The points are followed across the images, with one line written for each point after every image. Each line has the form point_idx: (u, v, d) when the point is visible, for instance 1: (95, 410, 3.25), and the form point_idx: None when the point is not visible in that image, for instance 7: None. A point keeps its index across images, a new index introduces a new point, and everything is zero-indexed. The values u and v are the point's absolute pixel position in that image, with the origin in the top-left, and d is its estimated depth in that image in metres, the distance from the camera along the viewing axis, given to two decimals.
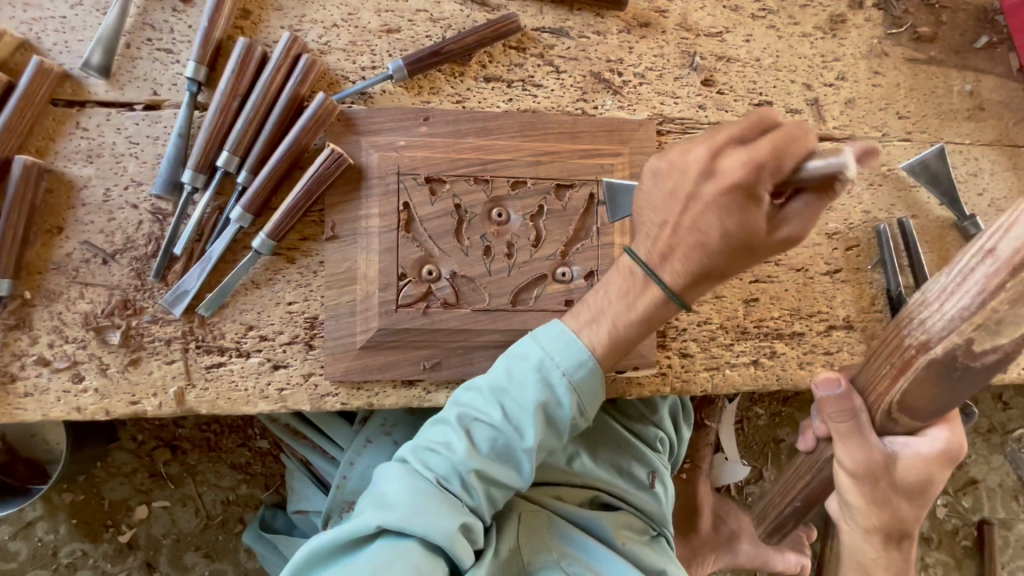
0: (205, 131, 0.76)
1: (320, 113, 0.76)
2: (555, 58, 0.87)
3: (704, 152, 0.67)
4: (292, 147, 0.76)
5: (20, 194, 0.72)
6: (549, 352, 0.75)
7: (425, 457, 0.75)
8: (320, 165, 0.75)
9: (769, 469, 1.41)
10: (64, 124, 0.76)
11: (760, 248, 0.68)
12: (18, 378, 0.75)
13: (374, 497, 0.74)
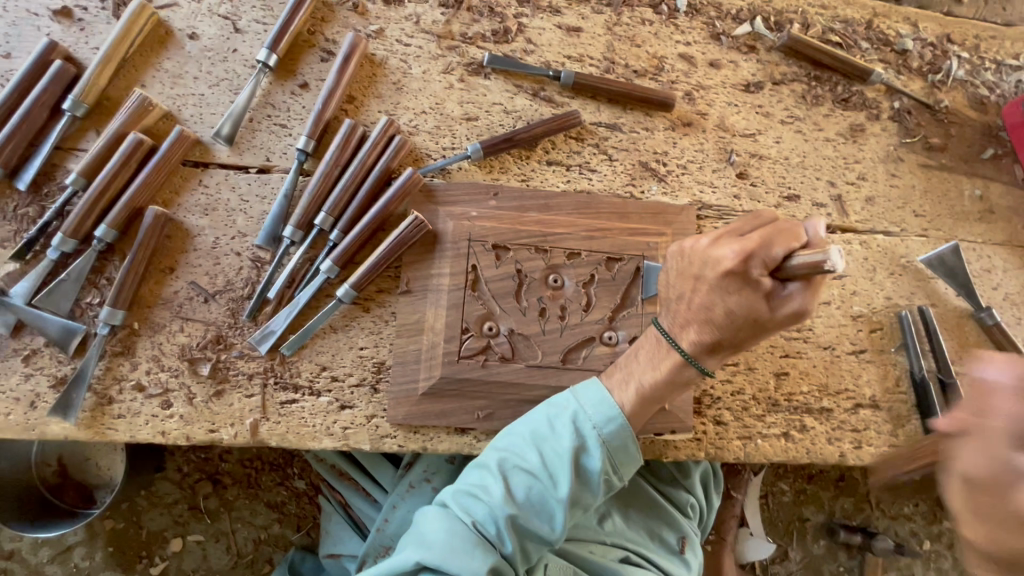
0: (308, 194, 0.87)
1: (407, 185, 0.88)
2: (608, 148, 0.99)
3: (707, 244, 0.80)
4: (382, 212, 0.87)
5: (147, 239, 0.83)
6: (583, 406, 0.81)
7: (461, 500, 0.80)
8: (404, 229, 0.86)
9: (793, 547, 1.40)
10: (188, 181, 0.88)
11: (769, 322, 0.75)
12: (116, 400, 0.82)
13: (414, 538, 0.79)
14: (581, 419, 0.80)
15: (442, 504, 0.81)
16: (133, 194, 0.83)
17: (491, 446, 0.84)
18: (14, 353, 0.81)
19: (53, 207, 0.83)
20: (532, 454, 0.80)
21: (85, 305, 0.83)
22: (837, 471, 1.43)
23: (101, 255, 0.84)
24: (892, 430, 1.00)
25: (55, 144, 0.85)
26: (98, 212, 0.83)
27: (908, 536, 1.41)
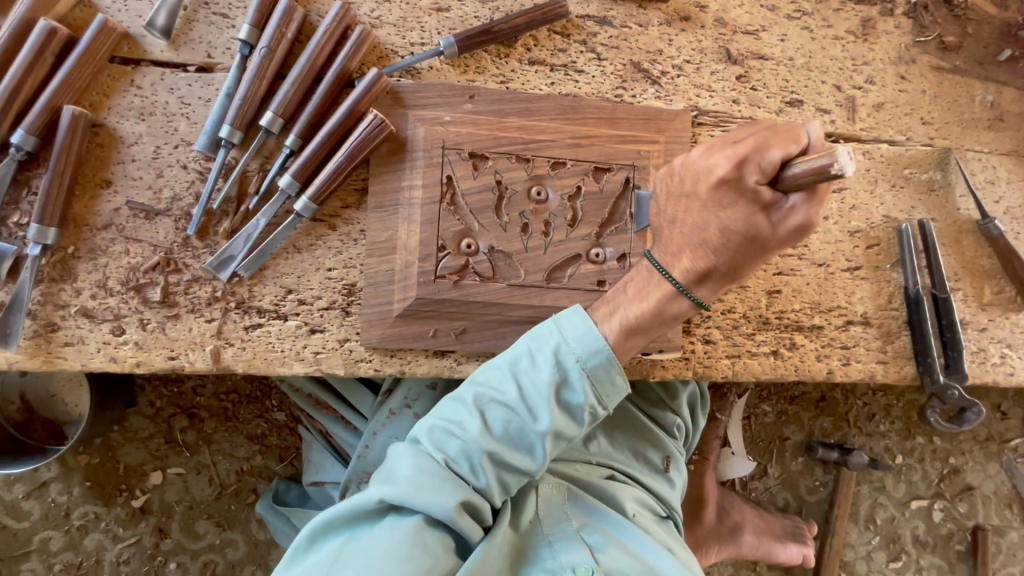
0: (249, 90, 0.76)
1: (370, 86, 0.78)
2: (597, 46, 0.89)
3: (698, 157, 0.73)
4: (340, 111, 0.78)
5: (70, 144, 0.73)
6: (567, 338, 0.76)
7: (435, 435, 0.77)
8: (365, 130, 0.77)
9: (772, 464, 1.44)
10: (118, 82, 0.77)
11: (770, 240, 0.71)
12: (60, 327, 0.76)
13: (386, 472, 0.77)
14: (563, 352, 0.75)
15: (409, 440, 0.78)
16: (51, 94, 0.73)
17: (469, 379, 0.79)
18: None
19: None
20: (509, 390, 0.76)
21: (12, 224, 0.74)
22: (818, 392, 1.45)
23: (21, 166, 0.74)
24: (882, 347, 0.98)
25: None
26: (13, 116, 0.72)
27: (882, 451, 1.45)
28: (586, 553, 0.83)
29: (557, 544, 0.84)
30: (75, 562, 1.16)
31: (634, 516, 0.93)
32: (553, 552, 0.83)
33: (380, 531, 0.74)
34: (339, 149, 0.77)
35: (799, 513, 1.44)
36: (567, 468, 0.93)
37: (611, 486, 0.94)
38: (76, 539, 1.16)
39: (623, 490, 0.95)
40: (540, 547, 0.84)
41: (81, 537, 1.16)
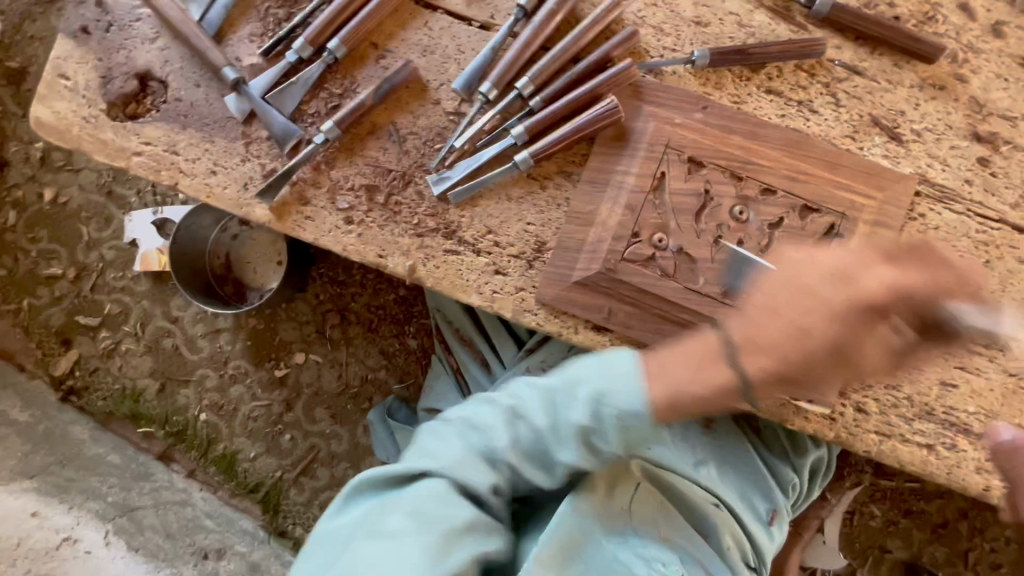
0: (515, 51, 0.87)
1: (620, 74, 0.86)
2: (839, 91, 0.90)
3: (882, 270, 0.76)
4: (583, 89, 0.86)
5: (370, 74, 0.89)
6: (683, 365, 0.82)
7: (529, 404, 0.84)
8: (599, 112, 0.85)
9: (863, 571, 1.33)
10: (414, 19, 0.91)
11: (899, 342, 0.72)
12: (309, 203, 0.91)
13: (468, 420, 0.84)
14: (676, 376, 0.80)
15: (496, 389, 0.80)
16: (366, 18, 0.88)
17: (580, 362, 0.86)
18: (239, 136, 0.91)
19: (300, 14, 0.90)
20: (629, 395, 0.81)
21: (305, 113, 0.91)
22: (940, 516, 1.32)
23: (326, 68, 0.90)
24: None
25: None
26: (334, 28, 0.88)
27: None
28: (673, 555, 0.86)
29: (644, 540, 0.87)
30: (218, 403, 1.36)
31: (728, 547, 0.92)
32: (639, 542, 0.86)
33: (464, 476, 0.81)
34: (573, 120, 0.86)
35: None
36: (674, 480, 0.91)
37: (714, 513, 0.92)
38: (225, 385, 1.36)
39: (725, 523, 0.92)
40: (627, 535, 0.86)
41: (229, 385, 1.36)
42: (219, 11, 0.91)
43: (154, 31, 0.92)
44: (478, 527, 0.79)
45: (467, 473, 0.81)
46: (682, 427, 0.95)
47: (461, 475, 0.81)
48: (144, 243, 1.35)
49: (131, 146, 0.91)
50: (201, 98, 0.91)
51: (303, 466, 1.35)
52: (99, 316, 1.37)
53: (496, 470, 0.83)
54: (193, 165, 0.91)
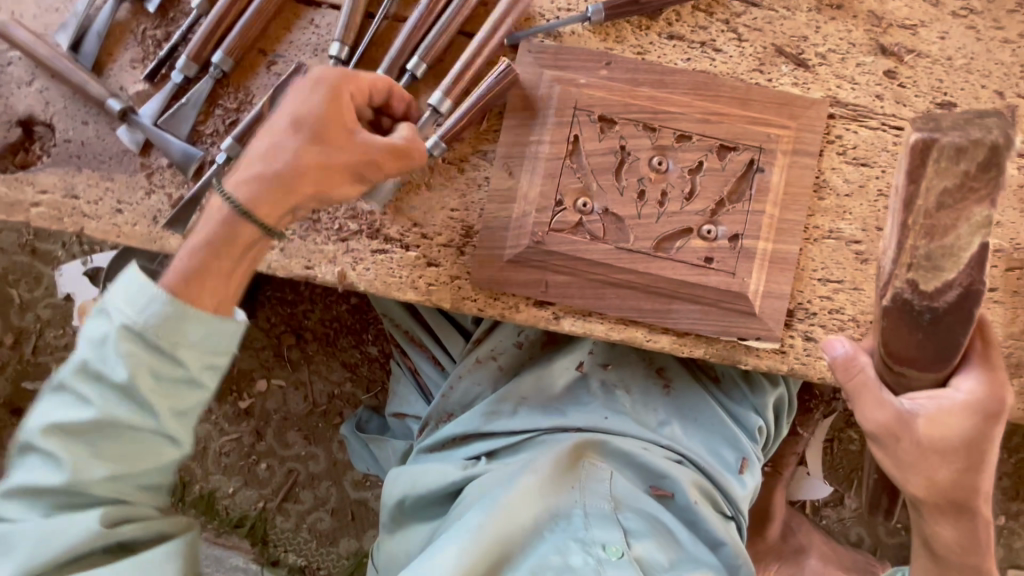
0: (405, 34, 0.84)
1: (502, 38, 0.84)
2: (739, 26, 0.89)
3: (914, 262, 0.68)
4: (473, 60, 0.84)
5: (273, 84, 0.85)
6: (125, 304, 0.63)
7: (191, 338, 0.64)
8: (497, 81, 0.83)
9: (851, 496, 1.35)
10: (296, 19, 0.88)
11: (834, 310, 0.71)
12: None
13: (90, 340, 0.64)
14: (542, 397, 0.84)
15: (127, 304, 0.63)
16: (245, 24, 0.84)
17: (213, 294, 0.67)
18: (138, 169, 0.87)
19: (179, 31, 0.86)
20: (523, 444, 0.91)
21: (203, 134, 0.87)
22: None
23: (217, 83, 0.87)
24: None
25: None
26: (216, 40, 0.85)
27: None
28: (619, 535, 0.83)
29: (591, 517, 0.84)
30: None
31: (695, 501, 0.91)
32: (584, 526, 0.83)
33: (138, 424, 0.64)
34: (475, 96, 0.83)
35: (873, 552, 1.35)
36: (631, 443, 0.93)
37: (675, 469, 0.93)
38: None
39: (692, 480, 0.94)
40: (574, 517, 0.84)
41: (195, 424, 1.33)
42: (93, 41, 0.86)
43: (29, 74, 0.87)
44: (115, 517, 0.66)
45: (150, 446, 0.66)
46: (642, 390, 1.00)
47: (134, 450, 0.65)
48: (79, 295, 1.30)
49: (26, 198, 0.86)
50: (91, 136, 0.87)
51: (285, 492, 1.33)
52: (47, 378, 1.33)
53: (69, 470, 0.63)
54: (96, 206, 0.87)
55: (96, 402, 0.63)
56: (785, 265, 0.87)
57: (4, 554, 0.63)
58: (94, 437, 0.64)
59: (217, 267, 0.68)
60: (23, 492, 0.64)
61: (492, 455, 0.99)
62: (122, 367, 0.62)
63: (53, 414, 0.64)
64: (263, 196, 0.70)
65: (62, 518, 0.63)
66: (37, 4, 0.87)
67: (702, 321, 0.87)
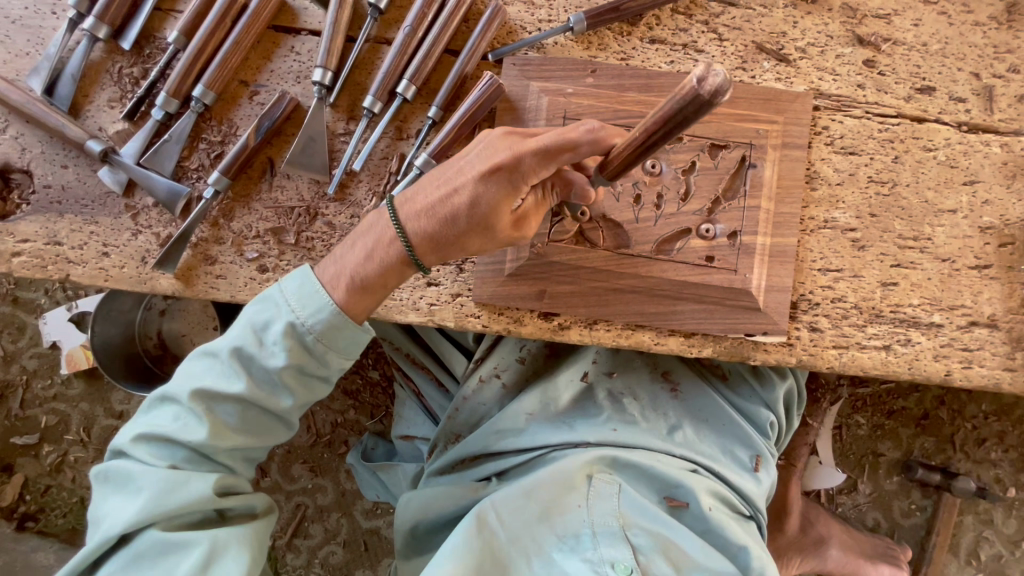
0: (389, 56, 0.84)
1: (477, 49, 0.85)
2: (719, 26, 0.90)
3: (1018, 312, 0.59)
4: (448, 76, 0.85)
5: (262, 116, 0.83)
6: (292, 301, 0.74)
7: (339, 343, 0.75)
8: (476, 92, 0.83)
9: (864, 481, 1.36)
10: (279, 47, 0.87)
11: None
12: (216, 261, 0.85)
13: (253, 325, 0.74)
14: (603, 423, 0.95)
15: (298, 304, 0.73)
16: (226, 57, 0.83)
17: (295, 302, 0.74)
18: (123, 210, 0.85)
19: (157, 67, 0.84)
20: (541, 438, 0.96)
21: (187, 170, 0.85)
22: (921, 409, 1.35)
23: (199, 118, 0.85)
24: (1010, 352, 0.90)
25: (155, 4, 0.84)
26: (196, 74, 0.83)
27: (991, 482, 1.34)
28: (628, 551, 0.82)
29: (599, 536, 0.84)
30: None
31: (709, 509, 0.89)
32: (593, 543, 0.83)
33: (272, 404, 0.76)
34: (461, 111, 0.83)
35: (890, 536, 1.35)
36: (641, 454, 0.92)
37: (689, 478, 0.91)
38: None
39: (706, 486, 0.92)
40: (582, 535, 0.84)
41: None
42: (67, 83, 0.83)
43: (2, 121, 0.85)
44: (222, 481, 0.76)
45: (271, 422, 0.79)
46: (650, 396, 0.99)
47: (257, 422, 0.78)
48: (66, 343, 1.26)
49: (8, 248, 0.84)
50: (72, 180, 0.85)
51: (294, 527, 1.31)
52: (37, 432, 1.28)
53: (203, 422, 0.74)
54: (81, 251, 0.84)
55: (245, 377, 0.74)
56: (785, 258, 0.87)
57: (132, 496, 0.73)
58: (253, 407, 0.76)
59: (392, 278, 0.77)
60: (152, 440, 0.75)
61: (503, 474, 0.97)
62: (279, 359, 0.73)
63: (206, 379, 0.74)
64: (424, 243, 0.75)
65: (185, 475, 0.74)
66: (7, 50, 0.84)
67: (708, 320, 0.87)
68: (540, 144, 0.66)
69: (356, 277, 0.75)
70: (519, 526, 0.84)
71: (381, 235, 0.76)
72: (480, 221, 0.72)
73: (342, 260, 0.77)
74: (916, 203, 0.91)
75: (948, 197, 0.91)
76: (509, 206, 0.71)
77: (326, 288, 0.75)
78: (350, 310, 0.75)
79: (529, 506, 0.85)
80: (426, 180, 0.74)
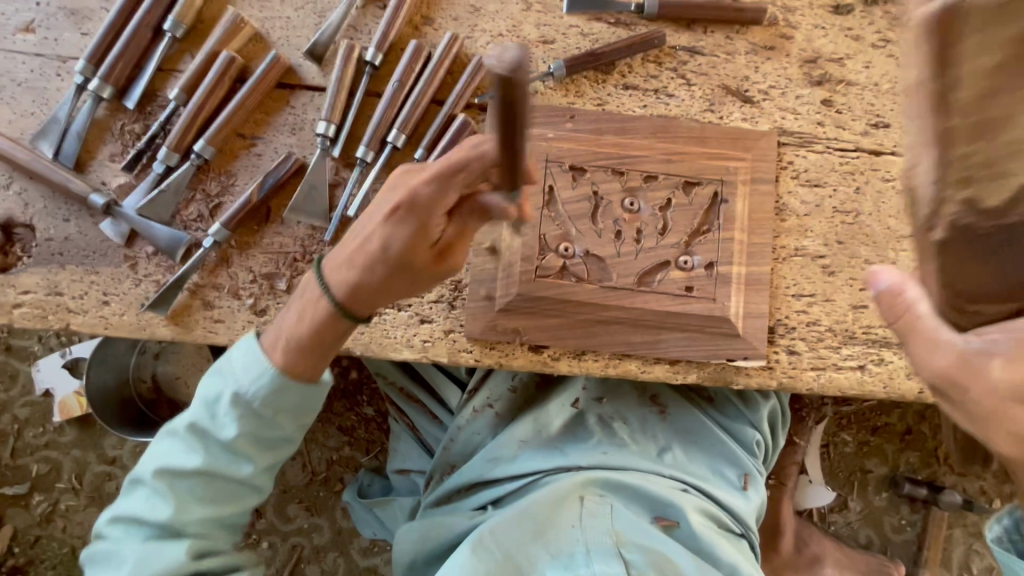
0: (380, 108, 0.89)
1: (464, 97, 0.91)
2: (687, 72, 0.97)
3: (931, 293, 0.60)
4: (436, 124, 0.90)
5: None
6: (236, 371, 0.77)
7: (289, 403, 0.77)
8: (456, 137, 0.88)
9: (854, 498, 1.38)
10: (279, 103, 0.91)
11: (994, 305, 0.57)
12: (214, 306, 0.88)
13: (205, 400, 0.78)
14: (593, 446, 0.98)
15: (241, 374, 0.76)
16: (228, 115, 0.88)
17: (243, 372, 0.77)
18: (123, 259, 0.87)
19: (158, 123, 0.88)
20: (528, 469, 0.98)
21: (185, 218, 0.89)
22: (903, 424, 1.39)
23: (197, 169, 0.89)
24: None
25: (157, 65, 0.89)
26: (196, 130, 0.88)
27: (976, 493, 1.37)
28: (621, 566, 0.83)
29: (593, 553, 0.84)
30: None
31: (700, 527, 0.91)
32: (586, 561, 0.84)
33: (234, 472, 0.78)
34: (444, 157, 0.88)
35: (883, 552, 1.37)
36: (632, 475, 0.94)
37: (679, 497, 0.93)
38: None
39: (697, 505, 0.94)
40: (576, 553, 0.85)
41: None
42: (71, 141, 0.88)
43: (6, 177, 0.88)
44: (197, 550, 0.77)
45: (239, 489, 0.80)
46: (639, 419, 1.02)
47: (226, 492, 0.79)
48: (59, 390, 1.26)
49: (8, 300, 0.86)
50: (73, 232, 0.87)
51: (290, 569, 1.30)
52: (28, 481, 1.27)
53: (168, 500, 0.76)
54: (81, 301, 0.86)
55: (200, 450, 0.77)
56: (760, 286, 0.92)
57: (113, 574, 0.75)
58: (214, 477, 0.77)
59: (327, 334, 0.77)
60: (127, 520, 0.78)
61: (498, 502, 0.98)
62: (230, 428, 0.76)
63: (165, 457, 0.77)
64: (352, 295, 0.76)
65: (158, 547, 0.75)
66: (13, 110, 0.88)
67: (690, 347, 0.91)
68: (494, 182, 0.70)
69: (291, 338, 0.76)
70: (513, 545, 0.85)
71: (308, 299, 0.78)
72: (397, 263, 0.73)
73: (281, 325, 0.78)
74: (879, 229, 0.97)
75: (908, 223, 0.97)
76: (421, 248, 0.72)
77: (266, 354, 0.77)
78: (290, 367, 0.76)
79: (522, 525, 0.87)
80: (344, 240, 0.78)
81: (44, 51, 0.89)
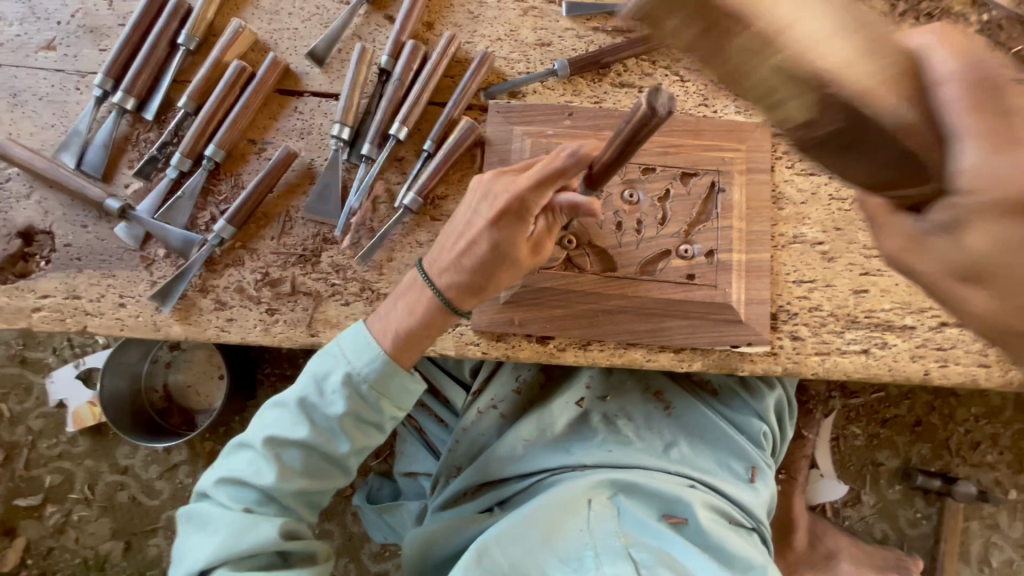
0: (383, 105, 0.92)
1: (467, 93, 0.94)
2: (681, 69, 1.00)
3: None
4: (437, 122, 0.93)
5: (269, 170, 0.91)
6: (352, 358, 0.79)
7: (393, 391, 0.80)
8: (461, 134, 0.92)
9: (867, 491, 1.37)
10: (284, 108, 0.95)
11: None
12: (227, 305, 0.90)
13: (315, 375, 0.79)
14: (599, 443, 0.98)
15: (353, 355, 0.79)
16: (236, 120, 0.91)
17: (352, 348, 0.79)
18: (139, 262, 0.90)
19: (171, 131, 0.92)
20: (529, 465, 0.98)
21: (199, 221, 0.92)
22: (913, 416, 1.38)
23: (210, 175, 0.92)
24: (983, 348, 0.95)
25: (172, 77, 0.93)
26: (207, 136, 0.91)
27: (991, 484, 1.36)
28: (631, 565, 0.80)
29: (601, 555, 0.82)
30: None
31: (710, 523, 0.89)
32: (595, 564, 0.81)
33: (332, 449, 0.80)
34: (440, 152, 0.92)
35: (900, 547, 1.35)
36: (642, 473, 0.93)
37: (688, 493, 0.92)
38: None
39: (706, 500, 0.93)
40: (585, 557, 0.82)
41: None
42: (93, 151, 0.92)
43: (28, 187, 0.91)
44: (287, 526, 0.78)
45: (331, 469, 0.82)
46: (644, 415, 1.03)
47: (320, 468, 0.81)
48: (73, 400, 1.28)
49: (28, 304, 0.88)
50: (91, 238, 0.90)
51: None
52: (41, 493, 1.28)
53: (270, 469, 0.77)
54: (99, 303, 0.89)
55: (310, 424, 0.78)
56: (761, 272, 0.94)
57: (209, 536, 0.76)
58: (314, 454, 0.79)
59: (433, 327, 0.81)
60: (229, 484, 0.79)
61: (504, 502, 0.99)
62: (339, 407, 0.78)
63: (271, 428, 0.79)
64: (460, 285, 0.79)
65: (257, 517, 0.76)
66: (34, 123, 0.92)
67: (694, 335, 0.92)
68: (532, 178, 0.71)
69: (401, 332, 0.80)
70: (521, 552, 0.83)
71: (417, 294, 0.81)
72: (501, 257, 0.76)
73: (387, 316, 0.81)
74: None
75: None
76: (525, 238, 0.76)
77: (376, 341, 0.80)
78: (397, 359, 0.80)
79: (531, 530, 0.85)
80: (444, 236, 0.81)
81: (64, 67, 0.94)
